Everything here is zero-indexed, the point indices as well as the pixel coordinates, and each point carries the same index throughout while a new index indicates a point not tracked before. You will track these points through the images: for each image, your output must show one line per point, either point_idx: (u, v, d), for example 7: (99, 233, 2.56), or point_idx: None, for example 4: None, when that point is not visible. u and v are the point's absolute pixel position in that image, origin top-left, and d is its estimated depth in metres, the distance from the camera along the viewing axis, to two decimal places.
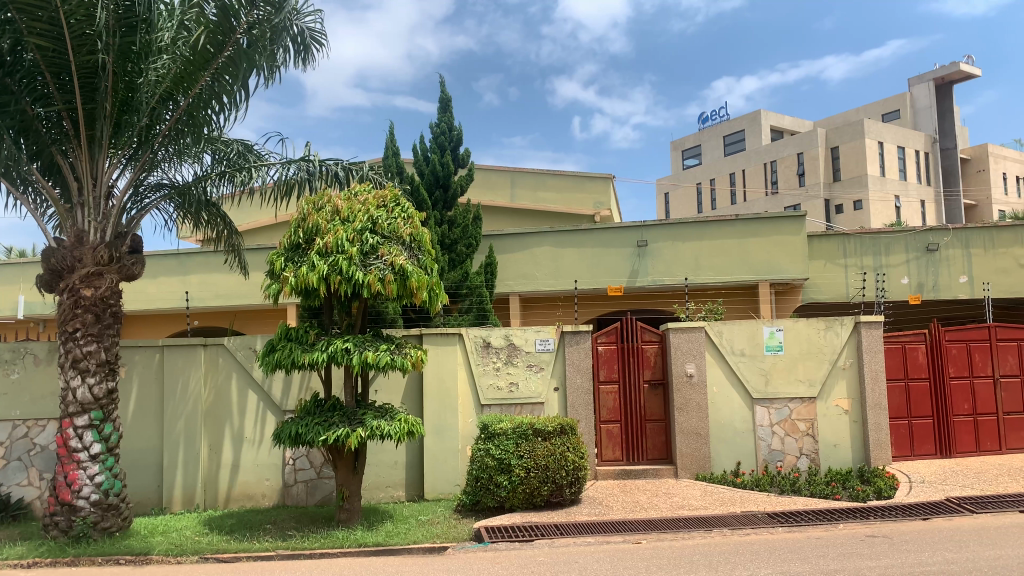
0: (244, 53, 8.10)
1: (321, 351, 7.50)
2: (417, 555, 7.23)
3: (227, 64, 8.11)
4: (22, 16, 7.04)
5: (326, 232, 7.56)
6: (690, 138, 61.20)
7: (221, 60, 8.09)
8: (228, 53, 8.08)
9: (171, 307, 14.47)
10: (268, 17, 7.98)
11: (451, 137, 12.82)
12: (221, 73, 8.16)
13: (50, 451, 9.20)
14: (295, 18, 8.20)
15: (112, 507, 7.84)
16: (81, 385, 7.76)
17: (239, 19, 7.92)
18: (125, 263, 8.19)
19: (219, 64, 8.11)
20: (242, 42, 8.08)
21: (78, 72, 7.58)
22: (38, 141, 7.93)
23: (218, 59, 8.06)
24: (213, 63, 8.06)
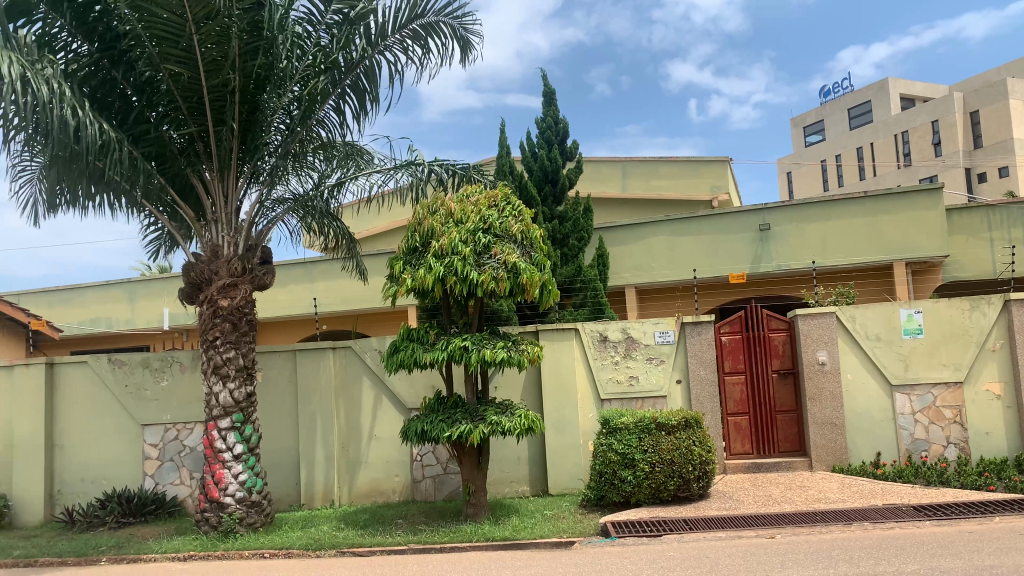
0: (375, 72, 8.51)
1: (441, 350, 7.66)
2: (545, 549, 7.27)
3: (356, 82, 8.55)
4: (162, 46, 7.53)
5: (441, 234, 7.70)
6: (814, 114, 58.67)
7: (352, 79, 8.51)
8: (357, 73, 8.48)
9: (301, 313, 15.15)
10: (398, 44, 8.35)
11: (558, 131, 12.71)
12: (350, 90, 8.61)
13: (198, 452, 9.92)
14: (423, 41, 8.33)
15: (256, 503, 8.31)
16: (222, 390, 8.29)
17: (376, 44, 8.29)
18: (258, 273, 8.70)
19: (347, 84, 8.56)
20: (373, 63, 8.44)
21: (210, 96, 8.04)
22: (174, 166, 8.53)
23: (350, 75, 8.47)
24: (343, 82, 8.50)
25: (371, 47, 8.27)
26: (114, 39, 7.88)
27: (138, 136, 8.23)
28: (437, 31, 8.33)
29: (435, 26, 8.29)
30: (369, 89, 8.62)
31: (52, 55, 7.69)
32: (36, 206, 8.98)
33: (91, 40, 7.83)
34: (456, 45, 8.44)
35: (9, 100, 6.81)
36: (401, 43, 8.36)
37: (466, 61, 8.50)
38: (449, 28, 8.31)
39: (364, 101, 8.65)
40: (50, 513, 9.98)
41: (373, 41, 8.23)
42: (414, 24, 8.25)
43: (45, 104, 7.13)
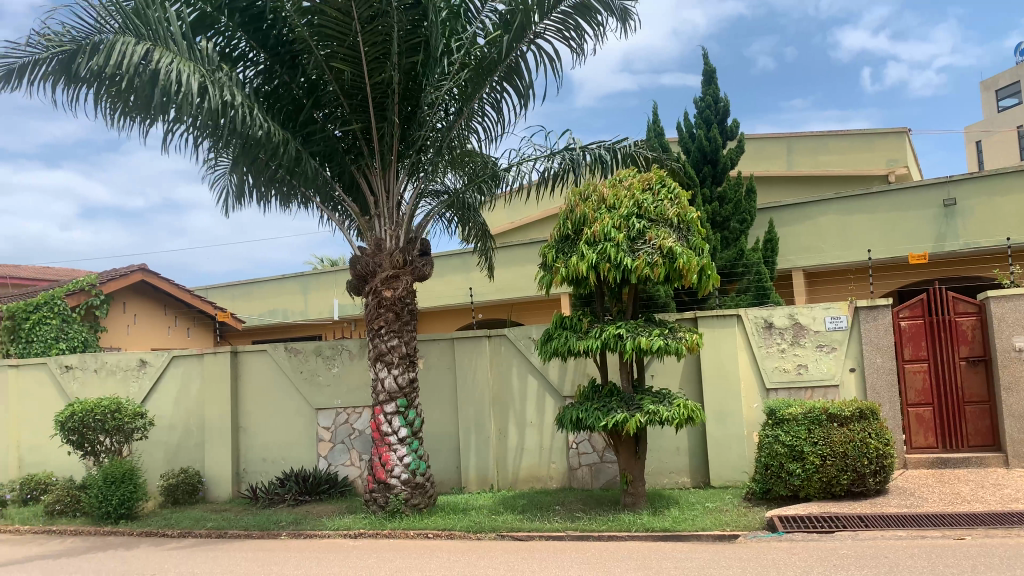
0: (528, 59, 8.42)
1: (595, 338, 7.62)
2: (707, 542, 7.07)
3: (508, 71, 8.44)
4: (328, 47, 7.96)
5: (593, 221, 7.64)
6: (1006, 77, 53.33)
7: (503, 68, 8.42)
8: (509, 66, 8.42)
9: (459, 302, 15.59)
10: (551, 29, 8.16)
11: (718, 110, 12.12)
12: (504, 80, 8.55)
13: (366, 435, 10.42)
14: (574, 21, 8.12)
15: (420, 485, 8.63)
16: (387, 375, 8.70)
17: (527, 32, 8.13)
18: (418, 265, 9.01)
19: (501, 72, 8.48)
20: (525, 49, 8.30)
21: (373, 94, 8.42)
22: (341, 164, 9.06)
23: (503, 65, 8.37)
24: (495, 73, 8.45)
25: (522, 35, 8.12)
26: (283, 46, 8.42)
27: (306, 137, 8.80)
28: (591, 11, 8.00)
29: (589, 5, 7.96)
30: (521, 76, 8.53)
31: (232, 65, 8.37)
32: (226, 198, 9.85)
33: (264, 49, 8.43)
34: (612, 17, 8.14)
35: (192, 106, 7.58)
36: (555, 28, 8.17)
37: (628, 30, 8.28)
38: (605, 4, 7.99)
39: (518, 90, 8.63)
40: (237, 489, 10.87)
41: (524, 31, 8.07)
42: (564, 6, 8.00)
43: (223, 109, 7.85)
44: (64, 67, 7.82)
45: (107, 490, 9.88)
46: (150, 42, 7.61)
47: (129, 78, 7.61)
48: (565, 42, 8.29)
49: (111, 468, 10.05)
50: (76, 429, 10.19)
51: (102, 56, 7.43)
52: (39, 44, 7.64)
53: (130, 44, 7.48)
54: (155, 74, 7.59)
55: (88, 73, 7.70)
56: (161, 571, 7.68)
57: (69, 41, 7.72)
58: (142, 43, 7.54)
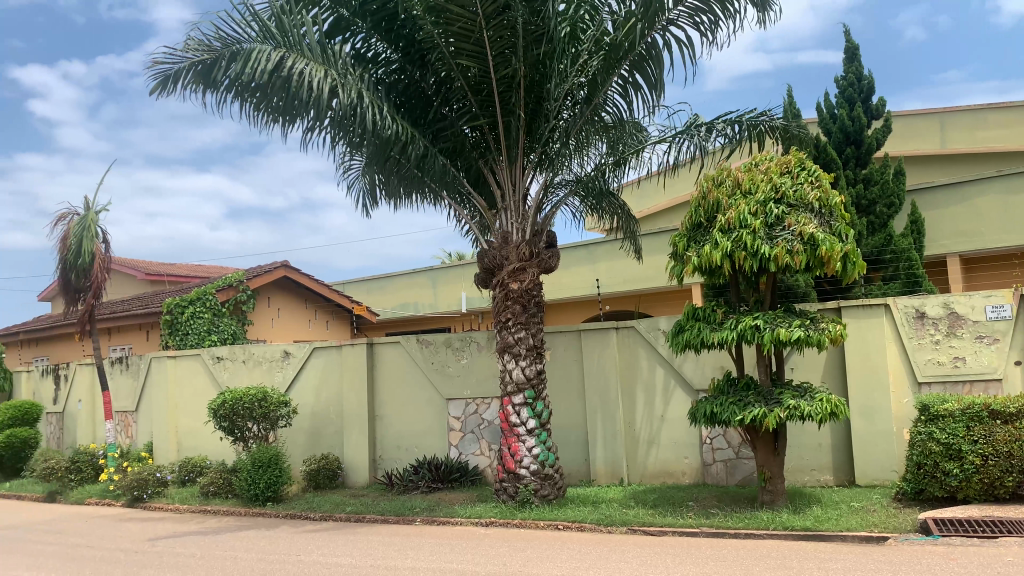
0: (658, 46, 8.29)
1: (730, 329, 7.39)
2: (853, 543, 6.72)
3: (639, 58, 8.38)
4: (456, 45, 8.11)
5: (727, 207, 7.41)
6: None
7: (634, 56, 8.37)
8: (641, 53, 8.35)
9: (586, 294, 15.56)
10: (684, 15, 8.01)
11: (862, 87, 11.43)
12: (634, 69, 8.50)
13: (496, 425, 10.55)
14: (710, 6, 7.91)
15: (549, 476, 8.67)
16: (515, 367, 8.78)
17: (659, 18, 8.03)
18: (544, 257, 9.01)
19: (632, 60, 8.41)
20: (657, 36, 8.21)
21: (498, 88, 8.49)
22: (468, 159, 9.21)
23: (634, 52, 8.31)
24: (626, 60, 8.39)
25: (655, 21, 8.02)
26: (413, 45, 8.59)
27: (435, 133, 9.03)
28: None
29: None
30: (652, 63, 8.42)
31: (365, 66, 8.66)
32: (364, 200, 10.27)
33: (396, 48, 8.64)
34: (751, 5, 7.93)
35: (323, 107, 7.94)
36: (689, 15, 8.01)
37: (766, 22, 7.98)
38: None
39: (648, 78, 8.53)
40: (374, 475, 11.28)
41: (657, 16, 7.95)
42: None
43: (353, 109, 8.16)
44: (205, 73, 8.34)
45: (256, 473, 10.49)
46: (285, 48, 8.03)
47: (266, 84, 8.08)
48: (697, 28, 8.09)
49: (259, 453, 10.67)
50: (228, 416, 10.87)
51: (242, 62, 7.93)
52: (190, 52, 8.25)
53: (266, 51, 7.96)
54: (290, 78, 8.01)
55: (230, 79, 8.23)
56: (306, 551, 8.09)
57: (215, 47, 8.22)
58: (277, 50, 7.98)
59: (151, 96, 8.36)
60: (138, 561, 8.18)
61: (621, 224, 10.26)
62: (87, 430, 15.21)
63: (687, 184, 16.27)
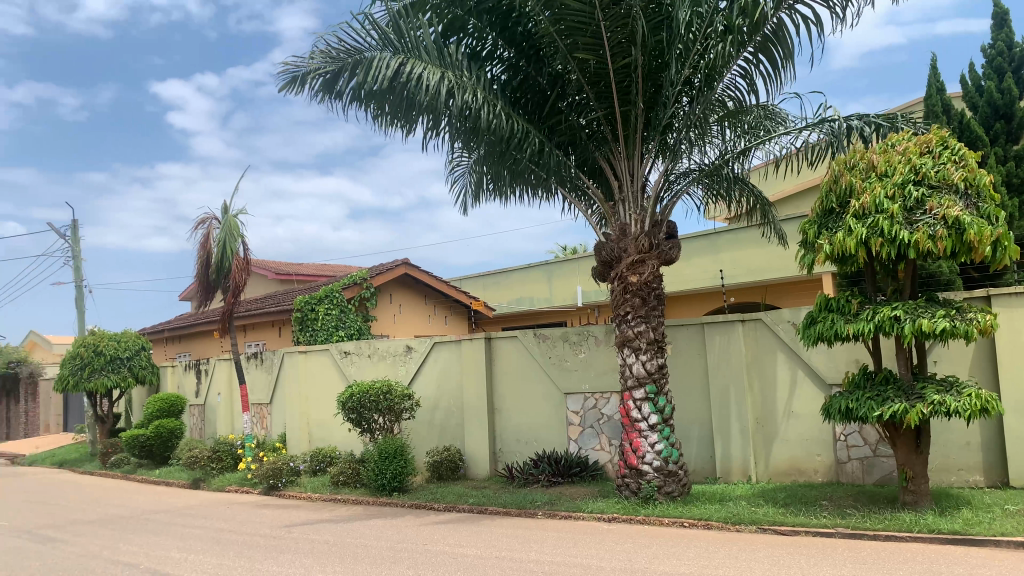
0: (785, 26, 8.00)
1: (866, 320, 7.01)
2: (1008, 550, 6.24)
3: (763, 42, 8.18)
4: (571, 38, 8.07)
5: (862, 191, 7.01)
6: None
7: (759, 39, 8.15)
8: (766, 33, 8.10)
9: (709, 285, 15.26)
10: None
11: (1013, 57, 10.71)
12: (759, 51, 8.27)
13: (615, 420, 10.37)
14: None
15: (672, 473, 8.51)
16: (636, 361, 8.67)
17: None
18: (664, 248, 8.84)
19: (756, 43, 8.20)
20: (782, 16, 7.92)
21: (615, 79, 8.39)
22: (584, 151, 9.17)
23: (758, 36, 8.10)
24: (751, 43, 8.15)
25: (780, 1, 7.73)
26: (528, 40, 8.64)
27: (552, 127, 9.05)
28: None
29: None
30: (779, 45, 8.17)
31: (480, 65, 8.73)
32: (465, 197, 10.34)
33: (510, 45, 8.67)
34: None
35: (441, 109, 8.11)
36: None
37: None
38: None
39: (774, 60, 8.27)
40: (494, 468, 11.40)
41: None
42: None
43: (469, 108, 8.28)
44: (328, 84, 8.62)
45: (382, 464, 10.83)
46: (402, 54, 8.22)
47: (385, 90, 8.31)
48: (826, 5, 7.69)
49: (385, 444, 11.00)
50: (355, 408, 11.29)
51: (363, 71, 8.17)
52: (313, 63, 8.53)
53: (386, 57, 8.18)
54: (408, 83, 8.19)
55: (352, 85, 8.47)
56: (433, 542, 8.28)
57: (336, 58, 8.50)
58: (396, 57, 8.19)
59: (280, 92, 8.70)
60: (277, 546, 8.61)
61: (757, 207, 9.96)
62: (226, 421, 16.14)
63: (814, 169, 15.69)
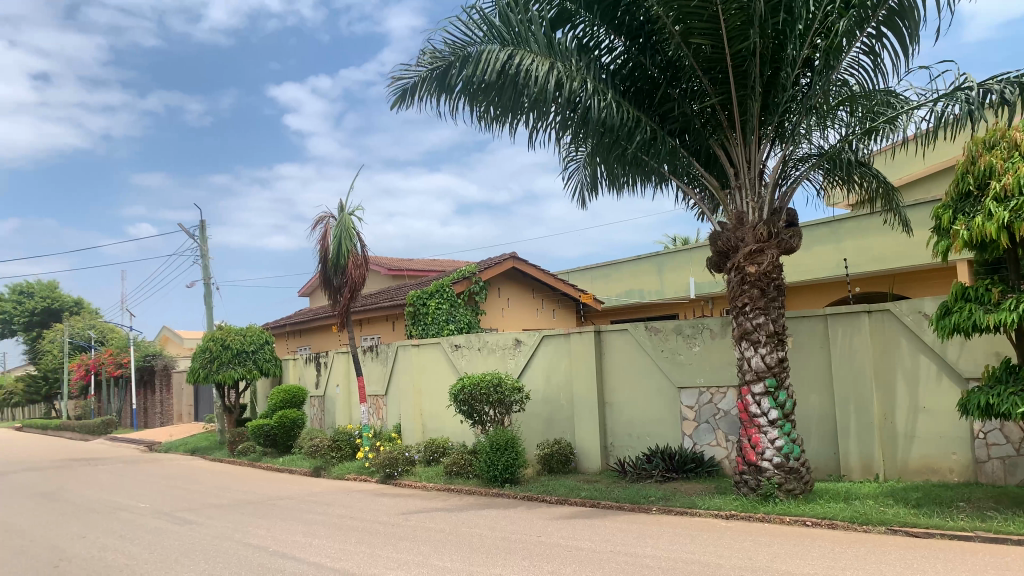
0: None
1: (1009, 310, 6.54)
2: None
3: (887, 18, 7.78)
4: (685, 23, 7.90)
5: (1003, 172, 6.54)
6: None
7: (883, 14, 7.75)
8: (891, 6, 7.68)
9: (831, 275, 14.68)
10: None
11: None
12: (881, 27, 7.87)
13: (732, 416, 10.05)
14: None
15: (794, 470, 8.20)
16: (754, 355, 8.42)
17: None
18: (784, 237, 8.48)
19: (880, 17, 7.79)
20: None
21: (732, 63, 8.15)
22: (699, 138, 8.97)
23: (881, 11, 7.69)
24: (874, 18, 7.75)
25: None
26: (640, 28, 8.46)
27: (664, 115, 8.92)
28: None
29: None
30: (907, 19, 7.70)
31: (592, 55, 8.64)
32: (581, 191, 10.30)
33: (622, 35, 8.52)
34: None
35: (551, 100, 8.13)
36: None
37: None
38: None
39: (900, 37, 7.84)
40: (606, 462, 11.31)
41: None
42: None
43: (581, 98, 8.27)
44: (440, 81, 8.73)
45: (494, 455, 10.97)
46: (512, 46, 8.24)
47: (496, 83, 8.36)
48: None
49: (496, 436, 11.13)
50: (468, 400, 11.49)
51: (473, 65, 8.26)
52: (425, 62, 8.72)
53: (495, 50, 8.23)
54: (518, 75, 8.23)
55: (463, 81, 8.56)
56: (547, 534, 8.33)
57: (444, 55, 8.63)
58: (506, 49, 8.23)
59: (391, 109, 8.99)
60: (396, 534, 8.87)
61: (880, 193, 9.48)
62: (344, 412, 16.76)
63: (946, 151, 14.85)
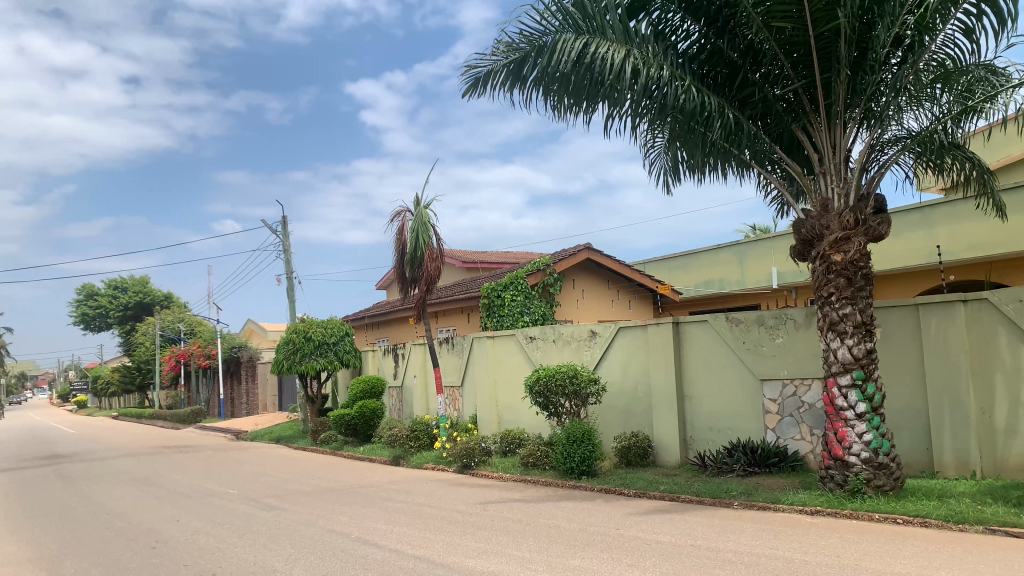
0: None
1: None
2: None
3: None
4: (766, 6, 7.66)
5: None
6: None
7: None
8: None
9: (923, 263, 14.10)
10: None
11: None
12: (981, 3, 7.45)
13: (817, 409, 9.77)
14: None
15: (883, 466, 7.86)
16: (841, 346, 8.14)
17: None
18: (872, 224, 8.15)
19: None
20: None
21: (816, 45, 7.88)
22: (781, 123, 8.70)
23: None
24: None
25: None
26: (718, 12, 8.27)
27: (744, 101, 8.73)
28: None
29: None
30: None
31: (668, 41, 8.49)
32: (664, 176, 10.11)
33: (699, 19, 8.34)
34: None
35: (627, 88, 8.02)
36: None
37: None
38: None
39: (998, 13, 7.44)
40: (685, 456, 11.14)
41: None
42: None
43: (658, 85, 8.14)
44: (515, 71, 8.73)
45: (570, 447, 10.94)
46: (587, 35, 8.15)
47: (571, 72, 8.30)
48: None
49: (573, 429, 11.10)
50: (543, 392, 11.49)
51: (548, 55, 8.21)
52: (499, 53, 8.72)
53: (570, 39, 8.16)
54: (594, 64, 8.14)
55: (537, 71, 8.52)
56: (626, 527, 8.27)
57: (518, 45, 8.62)
58: (581, 37, 8.15)
59: (464, 98, 9.03)
60: (475, 523, 8.96)
61: (973, 176, 9.01)
62: (421, 403, 17.00)
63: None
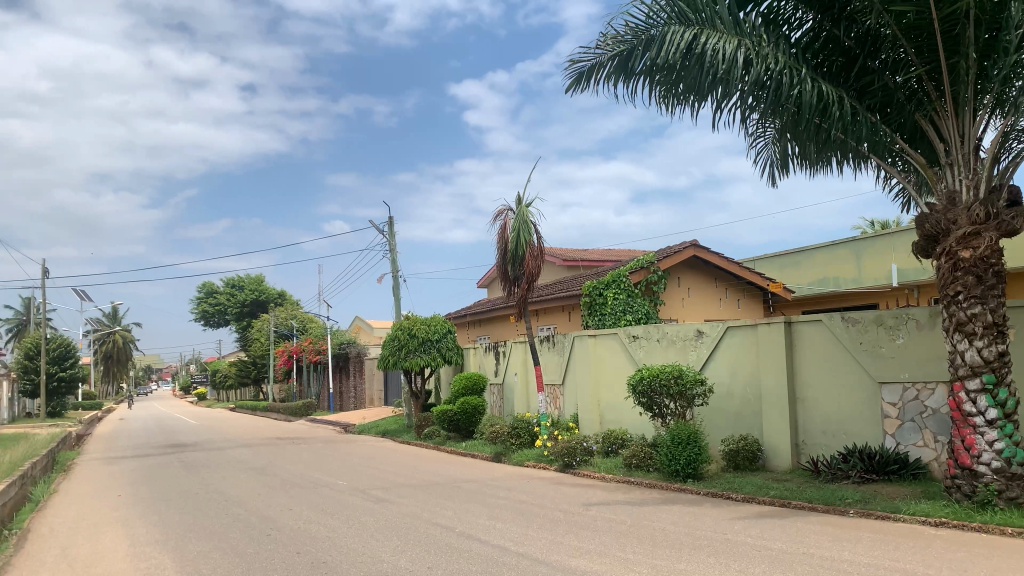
0: None
1: None
2: None
3: None
4: None
5: None
6: None
7: None
8: None
9: None
10: None
11: None
12: None
13: (942, 415, 9.17)
14: None
15: (1017, 476, 7.33)
16: (968, 348, 7.63)
17: None
18: (1004, 217, 7.47)
19: None
20: None
21: (939, 28, 7.40)
22: (902, 112, 8.24)
23: None
24: None
25: None
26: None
27: (862, 90, 8.36)
28: None
29: None
30: None
31: (780, 31, 8.20)
32: (771, 169, 9.82)
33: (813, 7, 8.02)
34: None
35: (737, 80, 7.80)
36: None
37: None
38: None
39: None
40: (797, 461, 10.72)
41: None
42: None
43: (770, 77, 7.88)
44: (622, 64, 8.64)
45: (675, 450, 10.73)
46: (697, 27, 7.98)
47: (679, 65, 8.14)
48: None
49: (678, 431, 10.88)
50: (646, 393, 11.33)
51: (656, 48, 8.06)
52: (605, 47, 8.65)
53: (679, 30, 8.00)
54: (704, 56, 7.96)
55: (644, 65, 8.40)
56: (733, 532, 8.04)
57: (625, 39, 8.52)
58: (689, 29, 7.96)
59: (567, 93, 9.00)
60: (577, 522, 8.92)
61: None
62: (523, 400, 17.07)
63: None
